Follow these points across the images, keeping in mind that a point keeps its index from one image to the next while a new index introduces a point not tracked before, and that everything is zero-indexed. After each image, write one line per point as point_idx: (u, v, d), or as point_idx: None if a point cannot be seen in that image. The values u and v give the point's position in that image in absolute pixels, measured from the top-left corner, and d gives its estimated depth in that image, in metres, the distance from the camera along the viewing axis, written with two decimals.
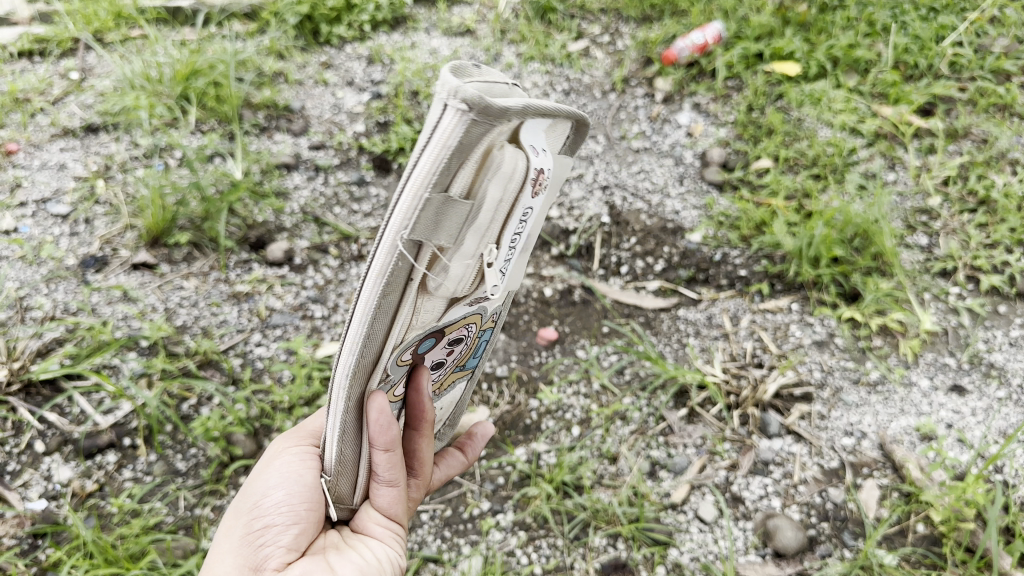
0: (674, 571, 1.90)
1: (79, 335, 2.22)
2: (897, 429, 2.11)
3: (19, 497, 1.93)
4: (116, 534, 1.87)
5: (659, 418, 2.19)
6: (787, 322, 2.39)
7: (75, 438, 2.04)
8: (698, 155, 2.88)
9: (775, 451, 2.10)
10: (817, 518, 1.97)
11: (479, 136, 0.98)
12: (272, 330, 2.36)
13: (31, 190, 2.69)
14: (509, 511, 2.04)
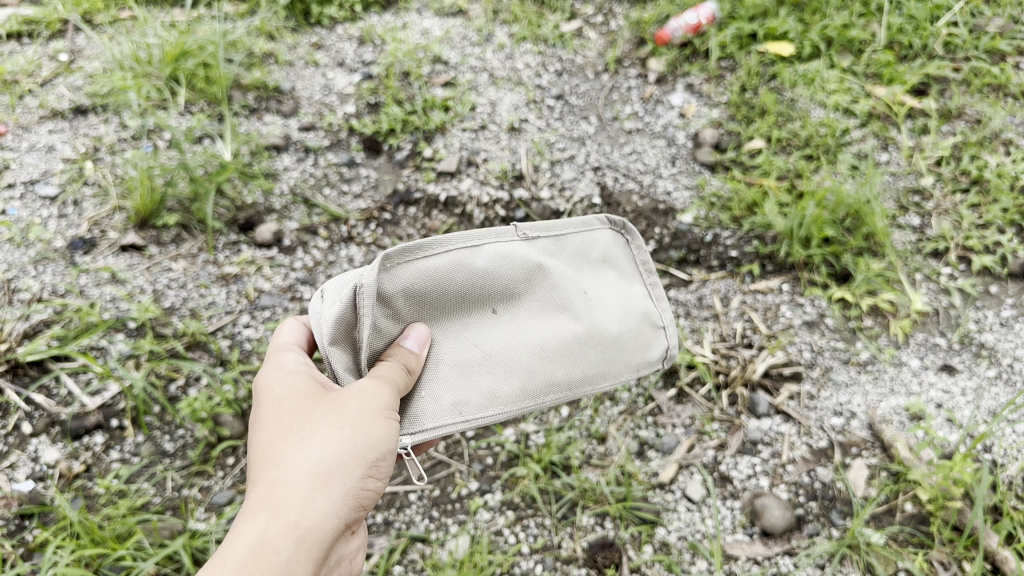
0: (661, 549, 1.91)
1: (67, 317, 2.21)
2: (887, 409, 2.11)
3: (6, 478, 1.94)
4: (102, 514, 1.87)
5: (649, 398, 2.20)
6: (778, 303, 2.38)
7: (62, 419, 2.03)
8: (691, 136, 2.86)
9: (764, 430, 2.10)
10: (806, 497, 1.97)
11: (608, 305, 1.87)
12: (261, 312, 2.35)
13: (19, 171, 2.68)
14: (496, 491, 2.04)
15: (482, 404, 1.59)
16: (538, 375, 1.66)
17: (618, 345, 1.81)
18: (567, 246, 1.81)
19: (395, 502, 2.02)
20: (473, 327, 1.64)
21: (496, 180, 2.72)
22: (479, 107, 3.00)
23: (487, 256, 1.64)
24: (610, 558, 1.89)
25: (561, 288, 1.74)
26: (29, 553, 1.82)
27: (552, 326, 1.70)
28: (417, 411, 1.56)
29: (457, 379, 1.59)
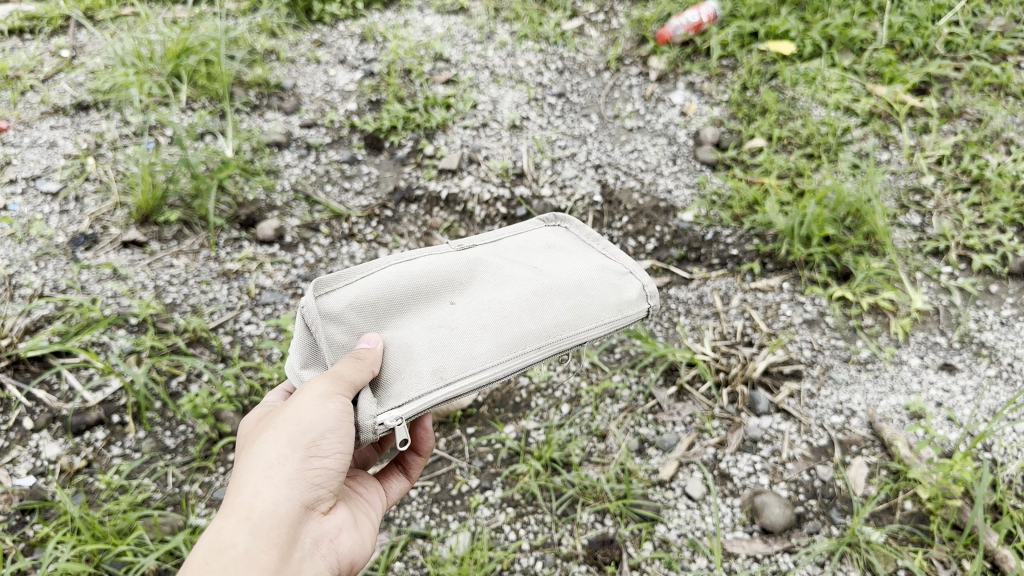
0: (661, 546, 1.91)
1: (68, 313, 2.22)
2: (887, 407, 2.11)
3: (7, 474, 1.94)
4: (104, 510, 1.87)
5: (649, 396, 2.20)
6: (778, 301, 2.38)
7: (64, 414, 2.04)
8: (692, 134, 2.86)
9: (764, 428, 2.10)
10: (806, 495, 1.97)
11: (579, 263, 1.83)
12: (262, 308, 2.36)
13: (21, 167, 2.69)
14: (497, 488, 2.05)
15: (461, 364, 1.48)
16: (513, 324, 1.56)
17: (585, 289, 1.69)
18: (505, 247, 1.80)
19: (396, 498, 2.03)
20: (432, 312, 1.58)
21: (497, 177, 2.72)
22: (480, 105, 3.01)
23: (423, 264, 1.65)
24: (610, 555, 1.89)
25: (505, 268, 1.70)
26: (30, 549, 1.82)
27: (510, 290, 1.63)
28: (390, 392, 1.44)
29: (426, 348, 1.49)
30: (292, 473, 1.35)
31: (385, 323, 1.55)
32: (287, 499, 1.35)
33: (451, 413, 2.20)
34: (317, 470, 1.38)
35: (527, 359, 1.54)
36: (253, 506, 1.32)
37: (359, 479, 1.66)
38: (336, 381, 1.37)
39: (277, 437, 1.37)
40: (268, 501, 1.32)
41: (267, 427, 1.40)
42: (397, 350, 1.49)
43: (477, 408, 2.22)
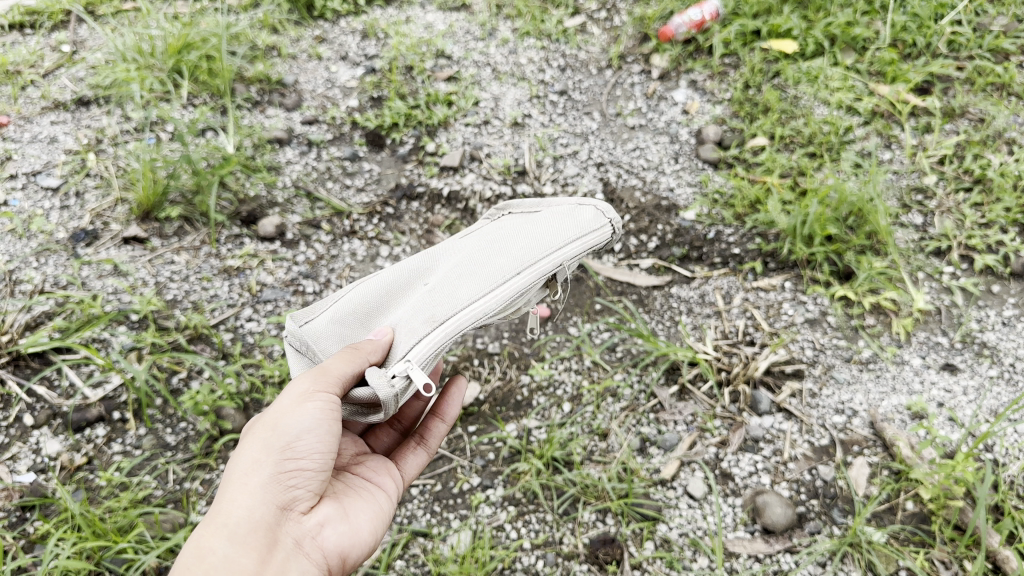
0: (662, 546, 1.91)
1: (69, 309, 2.21)
2: (888, 407, 2.11)
3: (7, 470, 1.93)
4: (104, 507, 1.86)
5: (651, 395, 2.20)
6: (780, 300, 2.38)
7: (64, 411, 2.03)
8: (694, 133, 2.86)
9: (766, 428, 2.10)
10: (807, 495, 1.97)
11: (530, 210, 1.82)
12: (263, 305, 2.35)
13: (22, 162, 2.68)
14: (498, 486, 2.05)
15: (451, 307, 1.52)
16: (487, 266, 1.58)
17: (537, 221, 1.69)
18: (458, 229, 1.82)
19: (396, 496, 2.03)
20: (412, 298, 1.59)
21: (499, 175, 2.72)
22: (482, 102, 3.00)
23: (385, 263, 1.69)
24: (611, 554, 1.89)
25: (461, 236, 1.71)
26: (30, 546, 1.82)
27: (466, 247, 1.65)
28: (398, 357, 1.49)
29: (412, 311, 1.54)
30: (266, 477, 1.38)
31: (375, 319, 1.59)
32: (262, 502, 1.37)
33: None
34: (292, 471, 1.39)
35: (506, 284, 1.55)
36: (229, 511, 1.36)
37: (370, 462, 1.65)
38: (318, 381, 1.39)
39: (257, 442, 1.41)
40: (242, 506, 1.36)
41: (256, 430, 1.44)
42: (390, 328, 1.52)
43: (479, 406, 2.21)
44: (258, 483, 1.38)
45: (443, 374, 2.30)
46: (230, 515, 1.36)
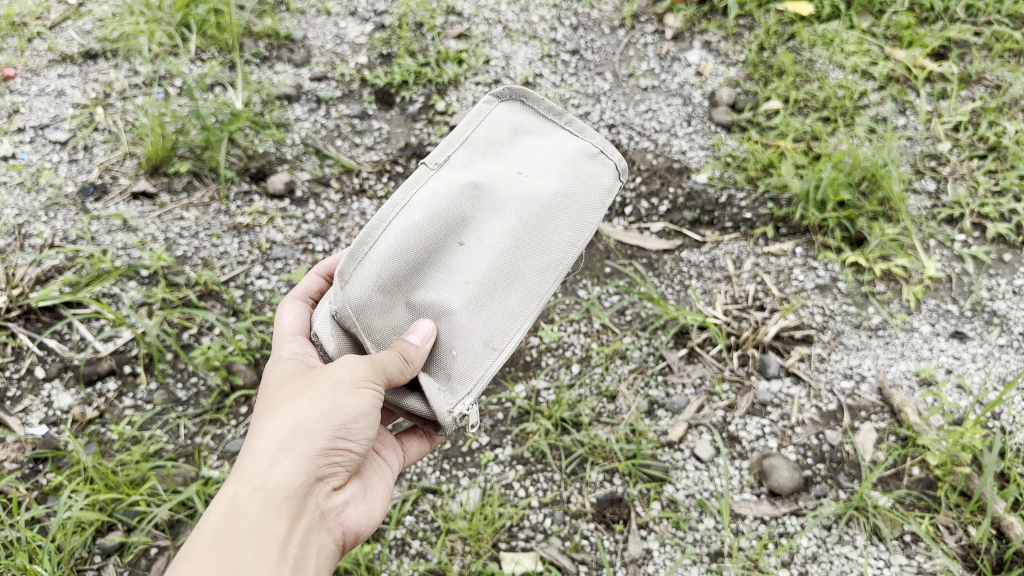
0: (669, 506, 1.93)
1: (79, 264, 2.21)
2: (897, 373, 2.12)
3: (19, 423, 1.94)
4: (117, 460, 1.87)
5: (659, 357, 2.20)
6: (791, 266, 2.37)
7: (75, 364, 2.04)
8: (707, 95, 2.82)
9: (774, 392, 2.11)
10: (814, 459, 1.98)
11: (557, 142, 1.74)
12: (273, 263, 2.35)
13: (29, 116, 2.66)
14: (507, 446, 2.06)
15: (505, 325, 1.59)
16: (529, 265, 1.63)
17: (569, 196, 1.70)
18: (479, 151, 1.67)
19: None
20: (451, 267, 1.57)
21: None
22: (493, 60, 2.96)
23: (424, 209, 1.55)
24: (619, 514, 1.91)
25: (500, 186, 1.63)
26: (44, 497, 1.83)
27: (509, 221, 1.62)
28: (450, 366, 1.54)
29: (466, 313, 1.55)
30: (313, 450, 1.40)
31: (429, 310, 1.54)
32: (302, 474, 1.40)
33: None
34: (336, 449, 1.44)
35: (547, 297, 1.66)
36: (269, 475, 1.39)
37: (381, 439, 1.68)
38: (375, 371, 1.40)
39: (305, 411, 1.41)
40: (284, 472, 1.39)
41: (300, 392, 1.44)
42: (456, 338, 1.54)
43: None
44: (302, 455, 1.40)
45: None
46: (269, 480, 1.38)
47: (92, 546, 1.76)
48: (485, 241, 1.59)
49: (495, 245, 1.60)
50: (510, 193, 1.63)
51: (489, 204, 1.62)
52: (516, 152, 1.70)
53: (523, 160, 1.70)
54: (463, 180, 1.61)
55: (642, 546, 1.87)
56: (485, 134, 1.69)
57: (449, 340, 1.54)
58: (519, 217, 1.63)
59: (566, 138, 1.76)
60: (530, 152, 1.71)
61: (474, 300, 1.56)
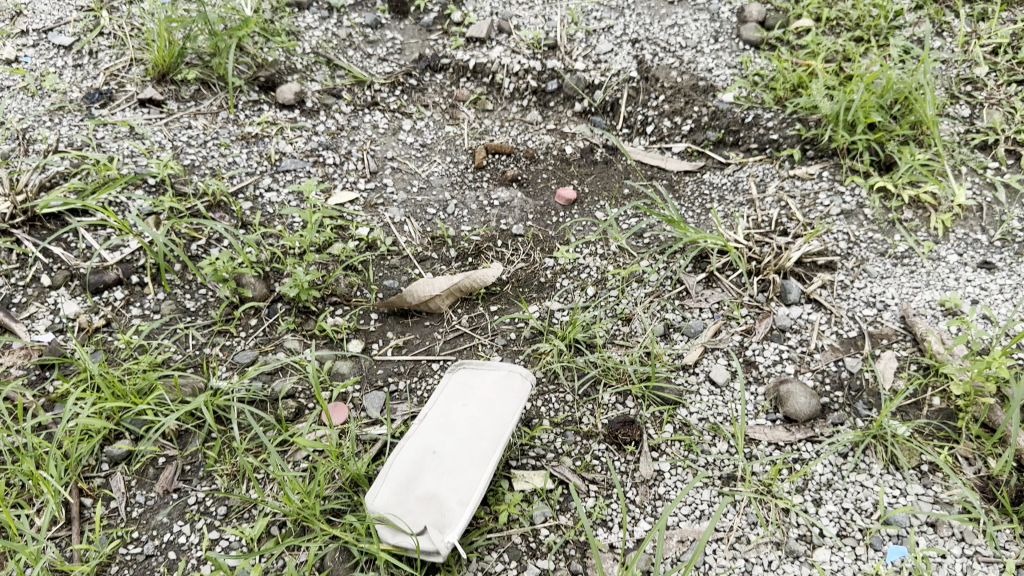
0: (682, 429, 1.89)
1: (85, 170, 2.16)
2: (920, 302, 2.05)
3: (26, 329, 1.90)
4: (124, 369, 1.84)
5: (678, 282, 2.14)
6: (817, 190, 2.29)
7: (81, 273, 2.01)
8: (735, 11, 2.71)
9: (794, 318, 2.06)
10: (831, 386, 1.94)
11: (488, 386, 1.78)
12: (283, 175, 2.31)
13: (33, 19, 2.58)
14: (519, 366, 2.00)
15: (466, 485, 1.58)
16: (478, 457, 1.63)
17: (498, 412, 1.72)
18: (426, 430, 1.71)
19: (417, 371, 1.99)
20: (415, 500, 1.57)
21: (527, 49, 2.69)
22: None
23: (389, 488, 1.60)
24: (631, 436, 1.87)
25: (447, 446, 1.66)
26: (50, 404, 1.80)
27: (462, 455, 1.63)
28: (442, 523, 1.53)
29: (434, 517, 1.54)
30: None
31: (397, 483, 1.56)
32: None
33: (475, 290, 2.14)
34: None
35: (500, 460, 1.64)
36: None
37: None
38: None
39: None
40: None
41: None
42: (425, 507, 1.55)
43: (501, 286, 2.17)
44: None
45: (466, 254, 2.23)
46: None
47: (100, 453, 1.74)
48: (438, 473, 1.61)
49: (449, 473, 1.60)
50: (458, 447, 1.65)
51: (441, 459, 1.63)
52: (455, 415, 1.73)
53: (462, 413, 1.73)
54: (415, 460, 1.64)
55: (653, 467, 1.83)
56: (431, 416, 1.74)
57: (422, 516, 1.55)
58: (466, 450, 1.64)
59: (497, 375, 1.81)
60: (464, 404, 1.75)
61: (438, 499, 1.56)
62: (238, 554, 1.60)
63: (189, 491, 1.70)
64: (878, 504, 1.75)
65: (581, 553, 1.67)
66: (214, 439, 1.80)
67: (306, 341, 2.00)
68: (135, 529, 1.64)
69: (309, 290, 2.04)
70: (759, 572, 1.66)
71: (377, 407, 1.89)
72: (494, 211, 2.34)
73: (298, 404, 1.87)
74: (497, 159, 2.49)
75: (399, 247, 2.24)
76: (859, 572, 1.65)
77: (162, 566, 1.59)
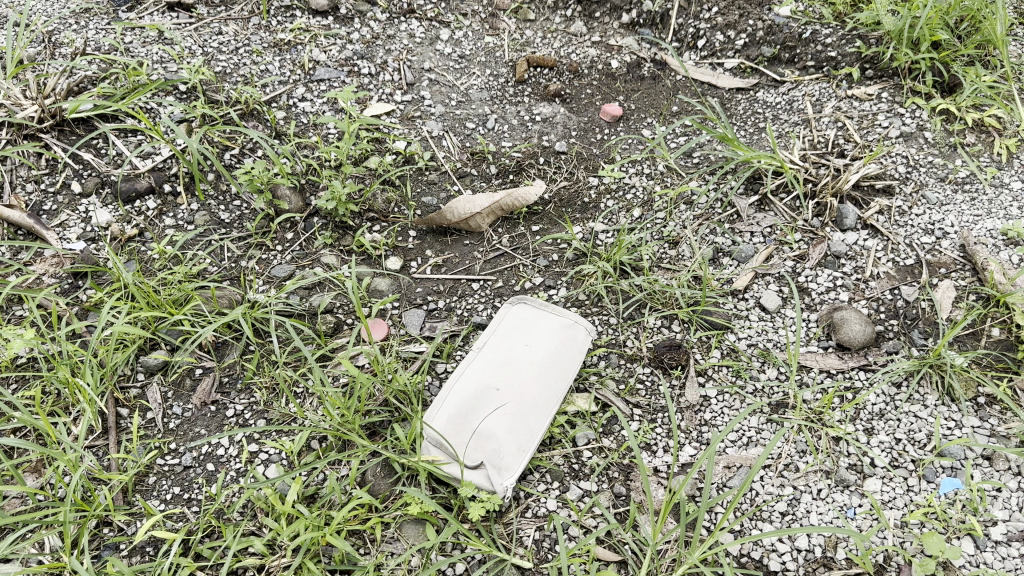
0: (729, 355, 1.82)
1: (114, 75, 2.07)
2: (982, 231, 1.95)
3: (57, 237, 1.85)
4: (159, 279, 1.80)
5: (728, 204, 2.06)
6: (876, 111, 2.19)
7: (113, 181, 1.95)
8: None
9: (849, 245, 1.98)
10: (887, 315, 1.87)
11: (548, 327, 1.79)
12: (317, 85, 2.23)
13: None
14: (562, 288, 1.93)
15: (527, 434, 1.60)
16: (538, 406, 1.64)
17: (562, 358, 1.73)
18: (482, 364, 1.71)
19: (458, 290, 1.93)
20: (472, 438, 1.59)
21: None
22: None
23: (443, 423, 1.62)
24: (677, 360, 1.79)
25: (506, 386, 1.67)
26: (84, 314, 1.76)
27: (521, 399, 1.65)
28: (492, 464, 1.55)
29: (490, 457, 1.56)
30: None
31: (475, 453, 1.57)
32: None
33: (516, 209, 2.04)
34: None
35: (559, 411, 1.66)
36: None
37: None
38: None
39: None
40: None
41: None
42: (480, 446, 1.57)
43: (544, 206, 2.09)
44: None
45: (507, 171, 2.14)
46: None
47: (135, 364, 1.70)
48: (497, 414, 1.62)
49: (507, 415, 1.62)
50: (518, 388, 1.67)
51: (499, 399, 1.65)
52: (513, 352, 1.74)
53: (520, 353, 1.73)
54: (473, 396, 1.65)
55: (700, 392, 1.76)
56: (490, 351, 1.74)
57: (476, 456, 1.56)
58: (527, 394, 1.66)
59: (556, 318, 1.80)
60: (524, 342, 1.75)
61: (497, 440, 1.58)
62: (278, 468, 1.58)
63: (228, 404, 1.67)
64: (932, 435, 1.68)
65: (624, 476, 1.63)
66: (252, 352, 1.76)
67: (343, 257, 1.94)
68: (172, 440, 1.62)
69: (347, 203, 1.96)
70: (807, 500, 1.60)
71: (418, 325, 1.85)
72: (536, 127, 2.25)
73: (336, 320, 1.83)
74: (540, 73, 2.40)
75: (437, 162, 2.16)
76: (911, 503, 1.58)
77: (202, 478, 1.57)
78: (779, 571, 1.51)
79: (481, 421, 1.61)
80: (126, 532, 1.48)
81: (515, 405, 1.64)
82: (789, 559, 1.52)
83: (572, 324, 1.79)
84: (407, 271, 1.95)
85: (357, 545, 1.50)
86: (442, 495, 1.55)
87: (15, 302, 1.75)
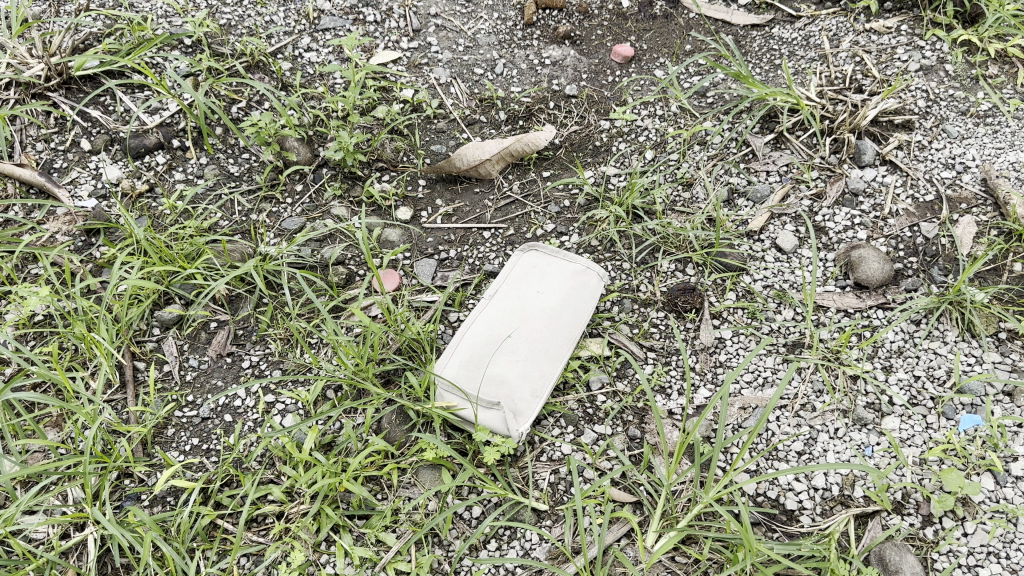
0: (745, 297, 1.79)
1: (119, 31, 2.07)
2: (1004, 164, 1.90)
3: (69, 195, 1.86)
4: (171, 234, 1.80)
5: (743, 144, 2.03)
6: (894, 45, 2.14)
7: (122, 137, 1.96)
8: None
9: (867, 181, 1.94)
10: (906, 252, 1.83)
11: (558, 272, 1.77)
12: (322, 35, 2.22)
13: None
14: (574, 234, 1.91)
15: (540, 376, 1.60)
16: (550, 351, 1.64)
17: (573, 304, 1.71)
18: (494, 310, 1.70)
19: (469, 239, 1.91)
20: (486, 380, 1.59)
21: None
22: None
23: (456, 366, 1.62)
24: (692, 303, 1.77)
25: (519, 330, 1.66)
26: (98, 270, 1.77)
27: (534, 343, 1.64)
28: (509, 404, 1.55)
29: (504, 399, 1.56)
30: None
31: (488, 395, 1.56)
32: None
33: (527, 155, 2.02)
34: None
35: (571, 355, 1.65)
36: None
37: None
38: None
39: None
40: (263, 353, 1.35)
41: None
42: (494, 389, 1.57)
43: (554, 151, 2.06)
44: None
45: (516, 117, 2.12)
46: None
47: (151, 318, 1.72)
48: (509, 358, 1.62)
49: (520, 359, 1.62)
50: (531, 332, 1.66)
51: (511, 342, 1.64)
52: (526, 298, 1.72)
53: (532, 297, 1.72)
54: (485, 342, 1.65)
55: (714, 335, 1.74)
56: (501, 298, 1.72)
57: (491, 397, 1.56)
58: (539, 336, 1.65)
59: (567, 264, 1.78)
60: (536, 288, 1.74)
61: (511, 383, 1.58)
62: (294, 417, 1.59)
63: (243, 355, 1.69)
64: (952, 372, 1.65)
65: (639, 419, 1.62)
66: (266, 304, 1.76)
67: (353, 208, 1.93)
68: (189, 393, 1.64)
69: (355, 153, 1.94)
70: (824, 439, 1.59)
71: (429, 275, 1.84)
72: (545, 72, 2.22)
73: (348, 271, 1.82)
74: (548, 15, 2.35)
75: (446, 110, 2.14)
76: (930, 441, 1.56)
77: (219, 429, 1.59)
78: (795, 510, 1.51)
79: (495, 364, 1.61)
80: (147, 483, 1.51)
81: (528, 349, 1.64)
82: (805, 498, 1.52)
83: (584, 270, 1.76)
84: (418, 221, 1.94)
85: (375, 491, 1.51)
86: (457, 441, 1.56)
87: (31, 260, 1.77)
